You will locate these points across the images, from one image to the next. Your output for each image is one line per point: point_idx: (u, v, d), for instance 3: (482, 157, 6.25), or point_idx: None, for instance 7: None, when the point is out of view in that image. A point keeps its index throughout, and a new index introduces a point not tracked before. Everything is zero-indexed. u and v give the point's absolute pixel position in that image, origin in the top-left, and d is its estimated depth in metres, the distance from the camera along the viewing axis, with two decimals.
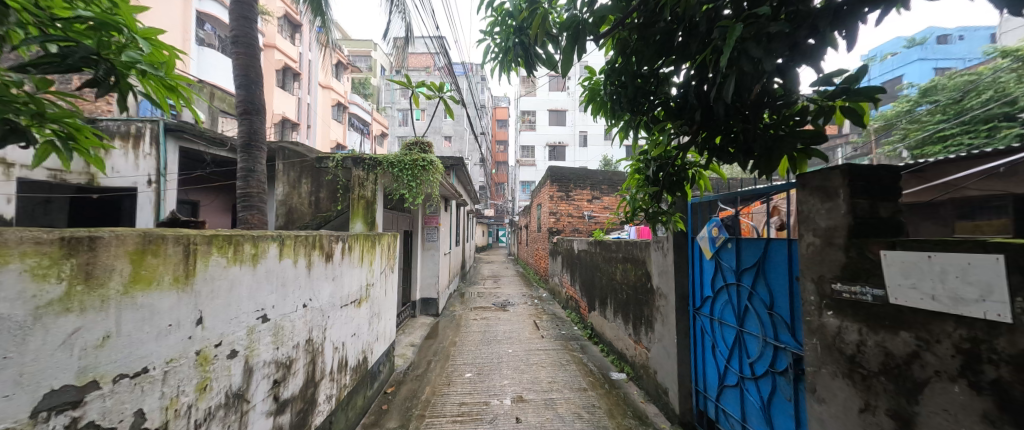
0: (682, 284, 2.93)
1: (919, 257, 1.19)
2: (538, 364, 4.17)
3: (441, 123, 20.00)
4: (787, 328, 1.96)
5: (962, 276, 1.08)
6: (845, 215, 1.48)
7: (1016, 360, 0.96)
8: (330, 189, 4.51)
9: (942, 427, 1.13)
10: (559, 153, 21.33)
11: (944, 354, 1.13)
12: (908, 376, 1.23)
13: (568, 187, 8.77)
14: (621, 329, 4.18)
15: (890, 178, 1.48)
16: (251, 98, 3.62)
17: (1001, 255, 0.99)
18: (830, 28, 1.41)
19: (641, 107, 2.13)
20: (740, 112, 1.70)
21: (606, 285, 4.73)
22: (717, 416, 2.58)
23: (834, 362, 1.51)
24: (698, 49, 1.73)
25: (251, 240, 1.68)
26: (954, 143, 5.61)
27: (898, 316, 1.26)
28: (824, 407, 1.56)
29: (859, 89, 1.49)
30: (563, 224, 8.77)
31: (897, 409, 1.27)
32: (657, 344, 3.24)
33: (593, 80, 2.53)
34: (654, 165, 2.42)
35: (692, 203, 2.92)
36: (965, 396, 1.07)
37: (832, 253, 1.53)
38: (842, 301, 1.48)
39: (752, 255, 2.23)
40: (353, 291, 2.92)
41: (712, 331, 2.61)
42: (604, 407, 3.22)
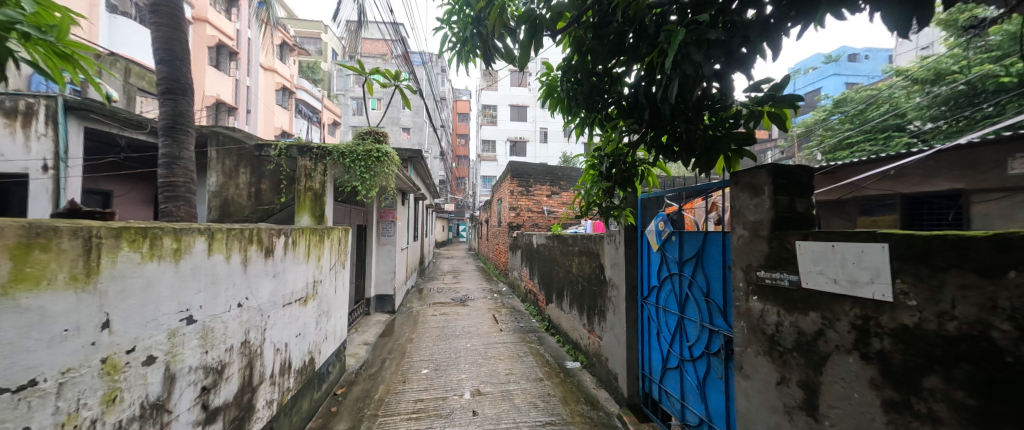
0: (631, 275, 3.09)
1: (826, 246, 1.35)
2: (496, 357, 4.20)
3: (398, 113, 19.27)
4: (720, 313, 2.13)
5: (856, 263, 1.24)
6: (769, 209, 1.64)
7: (896, 332, 1.12)
8: (272, 179, 4.17)
9: (840, 394, 1.30)
10: (519, 148, 21.46)
11: (841, 331, 1.30)
12: (815, 351, 1.39)
13: (528, 182, 8.88)
14: (576, 319, 4.33)
15: (807, 177, 1.66)
16: (176, 75, 3.24)
17: (886, 243, 1.15)
18: (759, 38, 1.54)
19: (595, 105, 2.21)
20: (682, 113, 1.83)
21: (563, 278, 4.85)
22: (660, 396, 2.78)
23: (758, 341, 1.68)
24: (646, 52, 1.82)
25: (172, 233, 1.51)
26: (859, 149, 6.44)
27: (808, 298, 1.43)
28: (749, 382, 1.73)
29: (783, 96, 1.65)
30: (523, 219, 8.88)
31: (806, 380, 1.44)
32: (609, 332, 3.40)
33: (550, 75, 2.53)
34: (607, 162, 2.53)
35: (642, 199, 3.07)
36: (858, 365, 1.23)
37: (758, 243, 1.69)
38: (765, 286, 1.65)
39: (692, 246, 2.39)
40: (297, 289, 2.74)
41: (658, 318, 2.79)
42: (558, 395, 3.33)
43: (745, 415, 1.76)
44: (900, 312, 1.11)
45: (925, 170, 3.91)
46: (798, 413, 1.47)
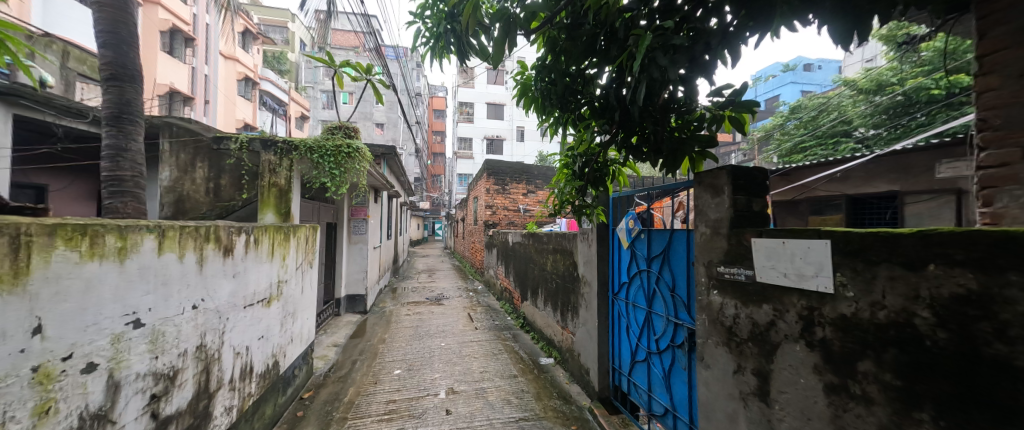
0: (603, 272, 3.17)
1: (777, 243, 1.44)
2: (470, 355, 4.19)
3: (371, 108, 18.72)
4: (685, 307, 2.22)
5: (803, 259, 1.33)
6: (728, 208, 1.72)
7: (836, 321, 1.22)
8: (232, 174, 3.93)
9: (788, 380, 1.39)
10: (496, 147, 21.41)
11: (790, 321, 1.39)
12: (768, 340, 1.49)
13: (504, 181, 8.88)
14: (550, 316, 4.39)
15: (763, 178, 1.76)
16: (122, 61, 2.99)
17: (828, 240, 1.24)
18: (720, 46, 1.62)
19: (569, 105, 2.25)
20: (651, 115, 1.90)
21: (537, 276, 4.90)
22: (629, 389, 2.87)
23: (717, 333, 1.77)
24: (617, 55, 1.86)
25: (117, 230, 1.41)
26: (811, 153, 6.91)
27: (762, 292, 1.52)
28: (710, 372, 1.82)
29: (742, 101, 1.75)
30: (499, 217, 8.88)
31: (759, 368, 1.53)
32: (582, 328, 3.48)
33: (524, 75, 2.53)
34: (580, 161, 2.59)
35: (612, 198, 3.14)
36: (804, 352, 1.33)
37: (718, 241, 1.79)
38: (724, 281, 1.74)
39: (660, 244, 2.48)
40: (259, 289, 2.61)
41: (628, 313, 2.87)
42: (532, 391, 3.37)
43: (706, 404, 1.86)
44: (840, 303, 1.20)
45: (868, 173, 4.26)
46: (752, 400, 1.57)
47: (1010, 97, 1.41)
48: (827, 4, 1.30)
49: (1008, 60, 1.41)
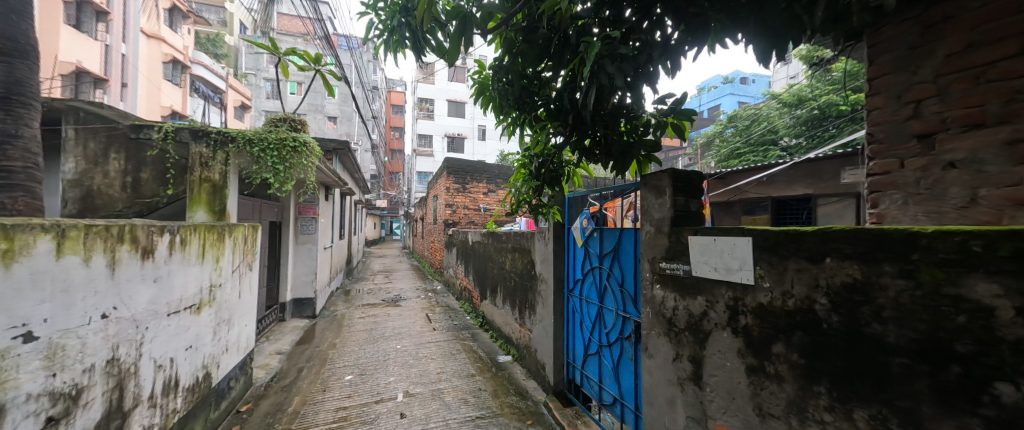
0: (558, 269, 3.26)
1: (709, 239, 1.58)
2: (427, 356, 4.11)
3: (322, 100, 17.63)
4: (632, 301, 2.35)
5: (730, 254, 1.47)
6: (669, 208, 1.85)
7: (756, 310, 1.36)
8: (155, 166, 3.51)
9: (717, 364, 1.53)
10: (456, 145, 21.10)
11: (719, 310, 1.53)
12: (701, 329, 1.63)
13: (464, 179, 8.80)
14: (509, 314, 4.42)
15: (700, 181, 1.92)
16: (10, 32, 2.56)
17: (750, 237, 1.38)
18: (661, 58, 1.73)
19: (525, 106, 2.29)
20: (602, 119, 1.99)
21: (496, 274, 4.91)
22: (582, 381, 2.99)
23: (659, 324, 1.90)
24: (570, 60, 1.92)
25: (2, 231, 1.24)
26: (744, 159, 7.60)
27: (697, 285, 1.65)
28: (652, 361, 1.95)
29: (682, 110, 1.91)
30: (459, 216, 8.78)
31: (694, 355, 1.66)
32: (538, 325, 3.55)
33: (482, 74, 2.51)
34: (536, 161, 2.67)
35: (568, 198, 3.24)
36: (730, 338, 1.47)
37: (660, 239, 1.92)
38: (665, 275, 1.87)
39: (610, 241, 2.60)
40: (187, 295, 2.37)
41: (581, 308, 2.98)
42: (489, 389, 3.39)
43: (649, 391, 1.98)
44: (759, 293, 1.34)
45: (789, 178, 4.78)
46: (688, 384, 1.70)
47: (890, 115, 1.66)
48: (751, 24, 1.50)
49: (889, 84, 1.67)
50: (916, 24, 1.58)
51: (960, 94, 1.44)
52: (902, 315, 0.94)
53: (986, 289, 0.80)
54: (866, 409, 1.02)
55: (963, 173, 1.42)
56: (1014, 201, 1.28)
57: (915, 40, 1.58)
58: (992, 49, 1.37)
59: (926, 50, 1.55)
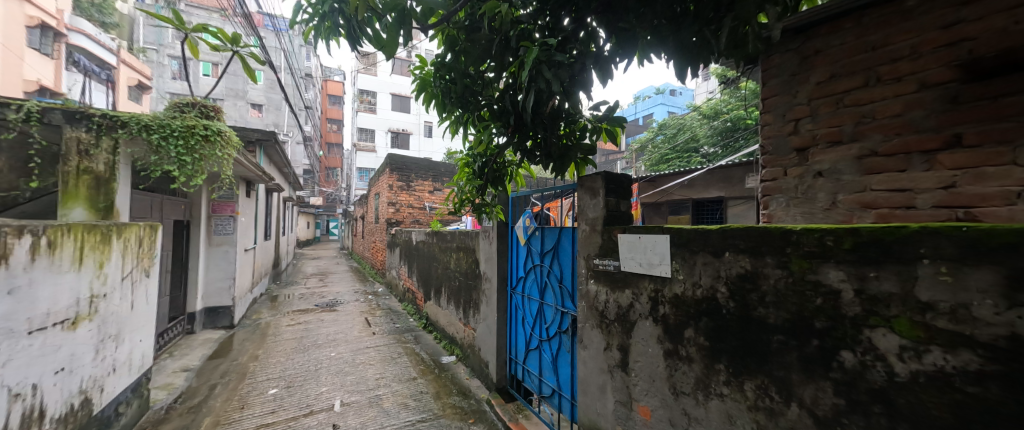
0: (501, 268, 3.30)
1: (635, 237, 1.72)
2: (365, 362, 3.91)
3: (243, 85, 15.77)
4: (570, 297, 2.47)
5: (652, 250, 1.62)
6: (603, 208, 1.98)
7: (672, 300, 1.51)
8: (12, 154, 2.81)
9: (641, 350, 1.68)
10: (401, 140, 20.24)
11: (643, 302, 1.67)
12: (627, 319, 1.77)
13: (408, 177, 8.51)
14: (453, 314, 4.37)
15: (629, 183, 2.07)
16: None
17: (667, 234, 1.53)
18: (595, 67, 1.84)
19: (469, 105, 2.28)
20: (542, 122, 2.08)
21: (441, 274, 4.82)
22: (523, 376, 3.07)
23: (592, 317, 2.02)
24: (511, 63, 1.97)
25: None
26: (671, 164, 8.35)
27: (625, 279, 1.79)
28: (586, 352, 2.07)
29: (614, 116, 2.08)
30: (403, 215, 8.42)
31: (622, 343, 1.80)
32: (482, 323, 3.57)
33: (424, 69, 2.43)
34: (479, 161, 2.68)
35: (511, 197, 3.30)
36: (651, 326, 1.62)
37: (594, 237, 2.04)
38: (598, 271, 1.99)
39: (551, 239, 2.70)
40: (59, 308, 2.00)
41: (523, 306, 3.05)
42: (431, 391, 3.32)
43: (583, 380, 2.10)
44: (674, 285, 1.50)
45: (707, 182, 5.35)
46: (617, 371, 1.84)
47: (777, 130, 1.93)
48: (671, 44, 1.66)
49: (777, 104, 1.94)
50: (795, 55, 1.88)
51: (826, 115, 1.75)
52: (779, 299, 1.12)
53: (835, 275, 0.99)
54: (753, 380, 1.20)
55: (828, 182, 1.73)
56: (861, 204, 1.62)
57: (795, 68, 1.88)
58: (848, 80, 1.69)
59: (803, 77, 1.85)
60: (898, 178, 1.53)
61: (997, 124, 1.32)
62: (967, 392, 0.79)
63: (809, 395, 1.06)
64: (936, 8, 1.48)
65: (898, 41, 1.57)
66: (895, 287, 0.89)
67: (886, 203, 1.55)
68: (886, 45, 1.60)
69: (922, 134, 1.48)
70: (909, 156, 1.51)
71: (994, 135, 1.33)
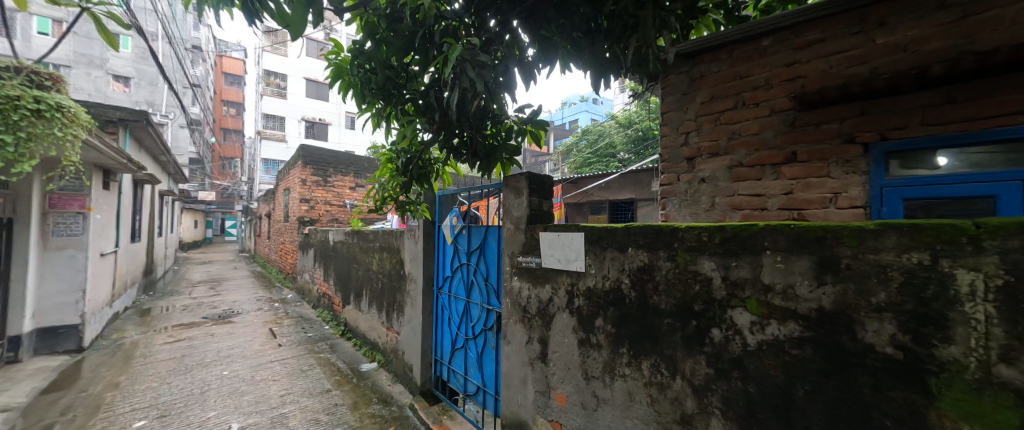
0: (427, 268, 3.21)
1: (554, 235, 1.82)
2: (268, 378, 3.49)
3: (101, 52, 12.76)
4: (495, 294, 2.51)
5: (568, 247, 1.73)
6: (526, 208, 2.06)
7: (586, 292, 1.64)
8: None
9: (559, 341, 1.79)
10: (319, 131, 18.35)
11: (561, 296, 1.78)
12: (547, 313, 1.87)
13: (324, 171, 7.82)
14: (375, 318, 4.13)
15: (551, 184, 2.18)
16: None
17: (582, 232, 1.65)
18: (517, 71, 1.92)
19: (390, 97, 2.17)
20: (467, 120, 2.08)
21: (362, 277, 4.51)
22: (448, 376, 3.03)
23: (515, 313, 2.09)
24: (434, 58, 1.92)
25: None
26: (593, 168, 9.00)
27: (545, 274, 1.89)
28: (509, 346, 2.13)
29: (537, 120, 2.20)
30: (319, 213, 7.67)
31: (542, 336, 1.90)
32: (407, 326, 3.44)
33: (340, 55, 2.23)
34: (403, 157, 2.58)
35: (438, 195, 3.24)
36: (568, 318, 1.74)
37: (517, 235, 2.11)
38: (521, 268, 2.07)
39: (477, 238, 2.71)
40: None
41: (449, 305, 3.02)
42: (348, 402, 3.10)
43: (506, 375, 2.16)
44: (587, 279, 1.63)
45: (622, 184, 5.88)
46: (537, 363, 1.93)
47: (672, 141, 2.21)
48: (586, 56, 1.80)
49: (672, 118, 2.22)
50: (685, 77, 2.18)
51: (708, 130, 2.06)
52: (668, 287, 1.29)
53: (707, 265, 1.18)
54: (648, 359, 1.36)
55: (709, 187, 2.04)
56: (731, 206, 1.94)
57: (685, 88, 2.17)
58: (724, 102, 2.01)
59: (692, 96, 2.14)
60: (756, 185, 1.87)
61: (818, 145, 1.71)
62: (793, 354, 1.00)
63: (689, 368, 1.24)
64: (782, 49, 1.85)
65: (757, 72, 1.91)
66: (748, 273, 1.09)
67: (748, 205, 1.89)
68: (749, 75, 1.93)
69: (772, 151, 1.84)
70: (764, 168, 1.86)
71: (817, 153, 1.72)
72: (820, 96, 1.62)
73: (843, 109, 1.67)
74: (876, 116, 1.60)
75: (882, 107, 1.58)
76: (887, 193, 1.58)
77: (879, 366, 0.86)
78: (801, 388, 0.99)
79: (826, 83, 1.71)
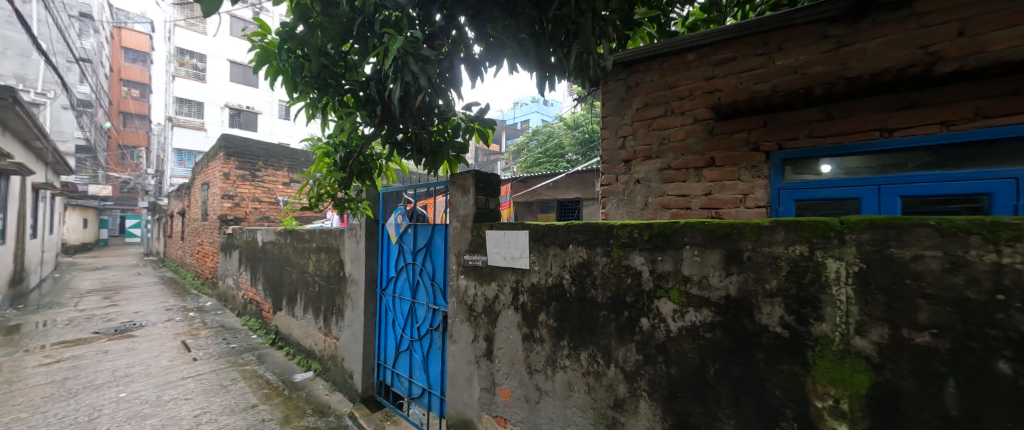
0: (369, 269, 3.06)
1: (500, 233, 1.84)
2: (180, 397, 3.09)
3: None
4: (441, 293, 2.47)
5: (514, 245, 1.76)
6: (472, 206, 2.06)
7: (530, 288, 1.68)
8: None
9: (504, 338, 1.81)
10: (246, 120, 16.52)
11: (506, 293, 1.81)
12: (492, 310, 1.88)
13: (252, 164, 7.09)
14: (311, 324, 3.85)
15: (498, 183, 2.20)
16: None
17: (526, 230, 1.69)
18: (463, 67, 1.91)
19: (326, 87, 2.02)
20: (411, 116, 2.02)
21: (296, 280, 4.17)
22: (392, 380, 2.93)
23: (461, 311, 2.08)
24: (375, 48, 1.84)
25: None
26: (543, 167, 9.19)
27: (491, 272, 1.90)
28: (455, 346, 2.12)
29: (484, 119, 2.20)
30: (245, 212, 6.96)
31: (487, 333, 1.91)
32: (346, 330, 3.25)
33: (267, 38, 2.02)
34: (342, 151, 2.44)
35: (381, 192, 3.10)
36: (513, 314, 1.77)
37: (463, 233, 2.10)
38: (467, 266, 2.06)
39: (423, 237, 2.64)
40: None
41: (393, 306, 2.91)
42: (278, 416, 2.86)
43: (451, 374, 2.14)
44: (531, 275, 1.67)
45: (568, 184, 6.10)
46: (483, 361, 1.94)
47: (611, 144, 2.35)
48: (531, 57, 1.84)
49: (611, 122, 2.36)
50: (623, 84, 2.32)
51: (641, 135, 2.22)
52: (604, 281, 1.38)
53: (638, 259, 1.27)
54: (586, 349, 1.44)
55: (643, 188, 2.20)
56: (661, 205, 2.12)
57: (622, 95, 2.32)
58: (656, 109, 2.18)
59: (628, 103, 2.29)
60: (682, 187, 2.06)
61: (731, 152, 1.93)
62: (706, 337, 1.12)
63: (621, 355, 1.33)
64: (703, 64, 2.05)
65: (683, 84, 2.10)
66: (671, 266, 1.19)
67: (675, 205, 2.07)
68: (676, 86, 2.12)
69: (695, 155, 2.04)
70: (688, 171, 2.05)
71: (731, 159, 1.94)
72: (732, 108, 1.83)
73: (751, 120, 1.90)
74: (776, 128, 1.84)
75: (780, 120, 1.83)
76: (784, 193, 1.83)
77: (772, 344, 1.00)
78: (712, 368, 1.11)
79: (739, 97, 1.93)
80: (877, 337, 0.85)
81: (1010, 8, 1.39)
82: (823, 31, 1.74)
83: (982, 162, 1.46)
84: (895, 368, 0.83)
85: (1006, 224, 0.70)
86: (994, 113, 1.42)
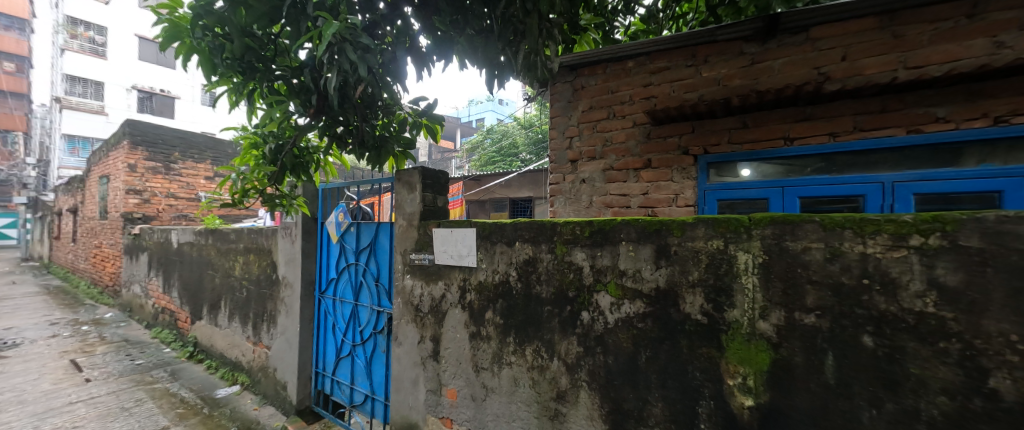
0: (307, 271, 2.84)
1: (447, 230, 1.81)
2: (69, 425, 2.63)
3: None
4: (386, 294, 2.36)
5: (461, 243, 1.74)
6: (420, 203, 1.99)
7: (478, 287, 1.67)
8: None
9: (452, 338, 1.78)
10: (158, 104, 14.32)
11: (453, 292, 1.78)
12: (439, 310, 1.85)
13: (165, 155, 6.29)
14: (238, 333, 3.48)
15: (446, 180, 2.15)
16: None
17: (474, 227, 1.68)
18: (408, 59, 1.84)
19: (252, 71, 1.83)
20: (352, 107, 1.92)
21: (219, 285, 3.74)
22: (332, 389, 2.75)
23: (407, 312, 2.01)
24: (308, 32, 1.69)
25: None
26: (496, 166, 9.19)
27: (438, 271, 1.86)
28: (400, 348, 2.04)
29: (432, 114, 2.15)
30: (157, 208, 6.12)
31: (434, 334, 1.87)
32: (279, 338, 2.99)
33: (178, 11, 1.78)
34: (273, 143, 2.23)
35: (320, 188, 2.89)
36: (460, 314, 1.75)
37: (410, 232, 2.03)
38: (414, 266, 1.99)
39: (367, 236, 2.51)
40: None
41: (334, 310, 2.73)
42: None
43: (397, 378, 2.06)
44: (478, 274, 1.67)
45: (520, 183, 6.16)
46: (429, 362, 1.89)
47: (558, 144, 2.42)
48: (479, 55, 1.83)
49: (559, 123, 2.44)
50: (569, 86, 2.40)
51: (586, 137, 2.32)
52: (549, 277, 1.42)
53: (580, 255, 1.33)
54: (531, 344, 1.47)
55: (587, 187, 2.30)
56: (604, 204, 2.23)
57: (569, 97, 2.40)
58: (599, 112, 2.28)
59: (575, 104, 2.38)
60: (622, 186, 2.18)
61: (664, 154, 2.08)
62: (639, 327, 1.20)
63: (563, 348, 1.38)
64: (641, 71, 2.19)
65: (623, 89, 2.22)
66: (610, 261, 1.26)
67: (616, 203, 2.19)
68: (617, 90, 2.23)
69: (633, 157, 2.17)
70: (627, 171, 2.19)
71: (664, 161, 2.09)
72: (664, 114, 1.97)
73: (681, 126, 2.06)
74: (701, 134, 2.02)
75: (705, 127, 2.01)
76: (708, 194, 2.02)
77: (693, 330, 1.09)
78: (643, 355, 1.19)
79: (671, 103, 2.09)
80: (776, 319, 0.97)
81: (880, 39, 1.66)
82: (740, 48, 1.94)
83: (859, 169, 1.73)
84: (789, 346, 0.95)
85: (871, 220, 0.84)
86: (868, 127, 1.69)
